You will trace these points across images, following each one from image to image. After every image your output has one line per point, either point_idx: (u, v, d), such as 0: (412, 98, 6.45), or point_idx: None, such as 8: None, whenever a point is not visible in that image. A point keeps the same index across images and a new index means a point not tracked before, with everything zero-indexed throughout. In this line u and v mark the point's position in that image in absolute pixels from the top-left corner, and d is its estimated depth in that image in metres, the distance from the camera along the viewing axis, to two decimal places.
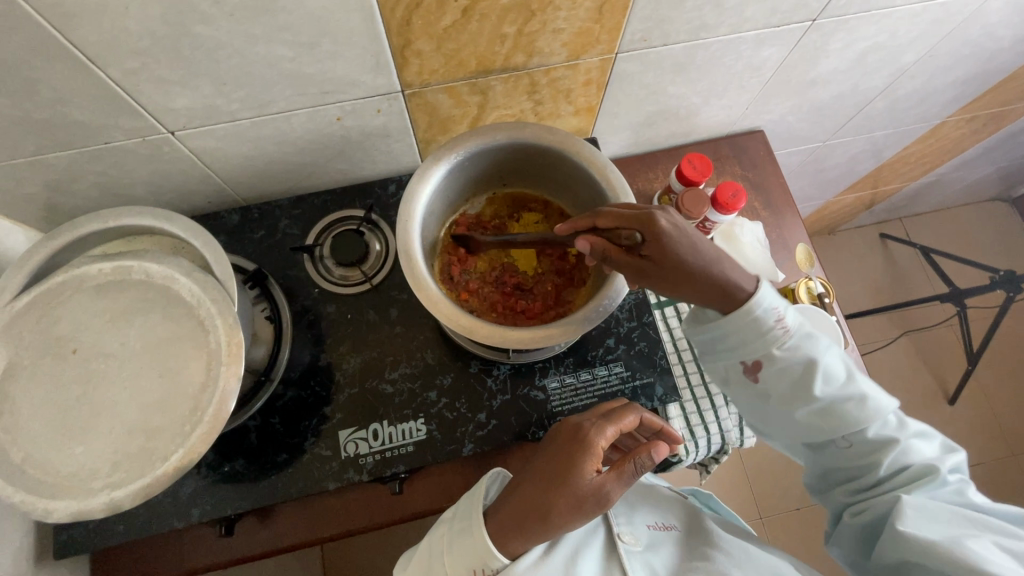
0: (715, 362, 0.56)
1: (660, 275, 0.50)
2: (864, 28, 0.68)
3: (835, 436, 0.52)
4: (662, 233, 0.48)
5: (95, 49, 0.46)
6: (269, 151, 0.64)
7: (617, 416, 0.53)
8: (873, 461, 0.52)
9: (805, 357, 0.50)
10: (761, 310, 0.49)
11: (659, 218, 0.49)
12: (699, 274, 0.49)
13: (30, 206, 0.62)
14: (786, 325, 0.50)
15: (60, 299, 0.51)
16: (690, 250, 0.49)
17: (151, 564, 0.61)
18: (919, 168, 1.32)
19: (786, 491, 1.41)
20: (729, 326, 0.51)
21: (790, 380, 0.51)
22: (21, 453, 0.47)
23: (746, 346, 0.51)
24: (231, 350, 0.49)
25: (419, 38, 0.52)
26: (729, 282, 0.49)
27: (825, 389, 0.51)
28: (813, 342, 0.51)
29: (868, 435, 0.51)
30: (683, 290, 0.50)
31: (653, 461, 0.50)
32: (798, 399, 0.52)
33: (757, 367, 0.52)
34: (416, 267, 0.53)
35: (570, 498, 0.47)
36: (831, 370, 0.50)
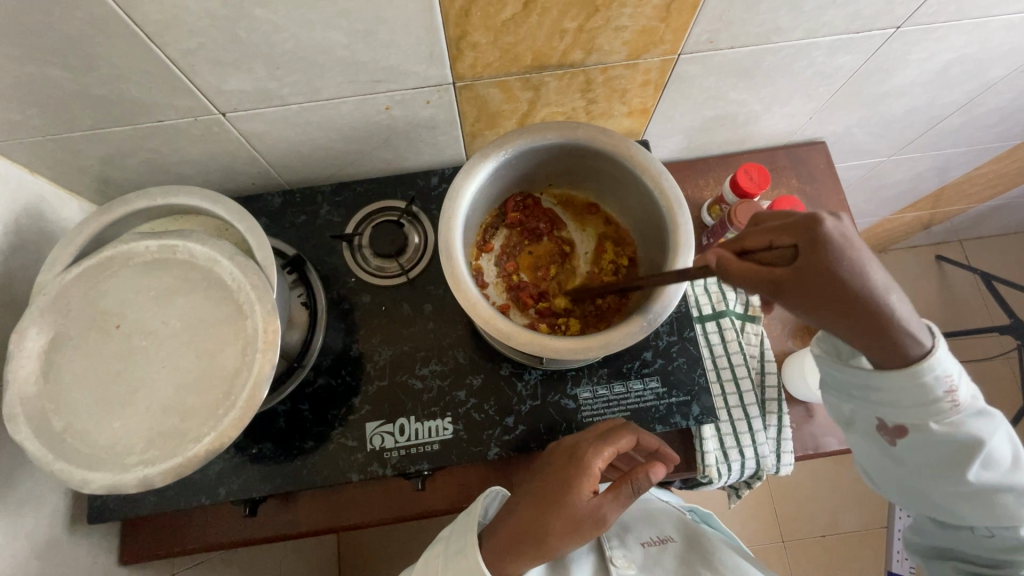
0: (845, 405, 0.53)
1: (815, 293, 0.43)
2: (954, 38, 0.63)
3: (975, 524, 0.50)
4: (832, 243, 0.42)
5: (155, 28, 0.46)
6: (316, 137, 0.63)
7: (613, 434, 0.50)
8: (1009, 558, 0.49)
9: (972, 436, 0.48)
10: (932, 375, 0.46)
11: (828, 222, 0.43)
12: (880, 303, 0.43)
13: (84, 177, 0.63)
14: (956, 400, 0.47)
15: (107, 274, 0.52)
16: (873, 273, 0.43)
17: (176, 536, 0.62)
18: (987, 190, 1.24)
19: (812, 518, 1.36)
20: (885, 387, 0.48)
21: (938, 456, 0.49)
22: (63, 422, 0.48)
23: (899, 412, 0.49)
24: (268, 337, 0.49)
25: (476, 30, 0.51)
26: (898, 313, 0.44)
27: (982, 474, 0.48)
28: (985, 421, 0.48)
29: (1016, 533, 0.48)
30: (856, 324, 0.44)
31: (650, 481, 0.47)
32: (945, 474, 0.49)
33: (900, 431, 0.50)
34: (455, 266, 0.52)
35: (565, 520, 0.46)
36: (994, 454, 0.48)
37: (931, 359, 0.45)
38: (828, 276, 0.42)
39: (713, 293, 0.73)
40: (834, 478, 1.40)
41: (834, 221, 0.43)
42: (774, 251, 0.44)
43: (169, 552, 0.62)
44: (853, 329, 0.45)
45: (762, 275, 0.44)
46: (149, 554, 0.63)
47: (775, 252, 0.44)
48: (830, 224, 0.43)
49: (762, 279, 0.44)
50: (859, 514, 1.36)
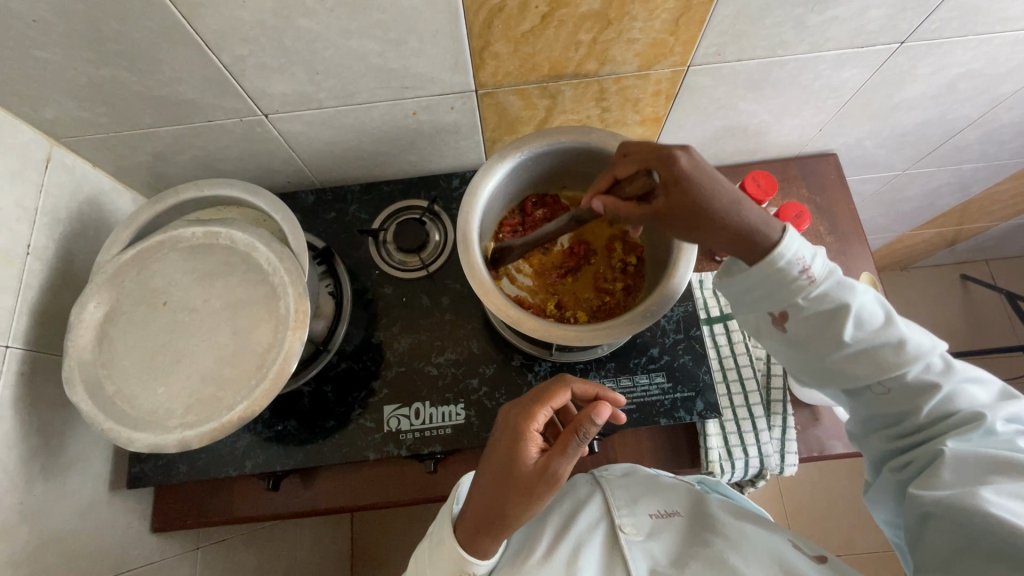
0: (745, 314, 0.55)
1: (682, 219, 0.48)
2: (959, 53, 0.65)
3: (871, 383, 0.50)
4: (688, 175, 0.47)
5: (213, 36, 0.51)
6: (348, 139, 0.68)
7: (547, 394, 0.51)
8: (913, 409, 0.49)
9: (835, 302, 0.48)
10: (785, 261, 0.48)
11: (681, 158, 0.47)
12: (710, 213, 0.47)
13: (138, 171, 0.69)
14: (811, 274, 0.49)
15: (157, 256, 0.57)
16: (714, 194, 0.47)
17: (205, 506, 0.67)
18: (1010, 208, 1.23)
19: (828, 535, 1.34)
20: (755, 277, 0.50)
21: (816, 329, 0.50)
22: (114, 387, 0.53)
23: (770, 298, 0.51)
24: (298, 317, 0.53)
25: (498, 40, 0.55)
26: (745, 219, 0.48)
27: (856, 334, 0.49)
28: (843, 288, 0.49)
29: (906, 379, 0.49)
30: (702, 233, 0.48)
31: (595, 425, 0.47)
32: (826, 347, 0.50)
33: (784, 316, 0.51)
34: (472, 256, 0.56)
35: (520, 486, 0.46)
36: (864, 315, 0.48)
37: (784, 241, 0.48)
38: (689, 202, 0.47)
39: (722, 296, 0.75)
40: (852, 496, 1.37)
41: (688, 155, 0.48)
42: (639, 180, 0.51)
43: (197, 520, 0.67)
44: (717, 242, 0.49)
45: (637, 210, 0.50)
46: (179, 522, 0.67)
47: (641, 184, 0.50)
48: (684, 159, 0.47)
49: (640, 213, 0.50)
50: (877, 535, 1.34)
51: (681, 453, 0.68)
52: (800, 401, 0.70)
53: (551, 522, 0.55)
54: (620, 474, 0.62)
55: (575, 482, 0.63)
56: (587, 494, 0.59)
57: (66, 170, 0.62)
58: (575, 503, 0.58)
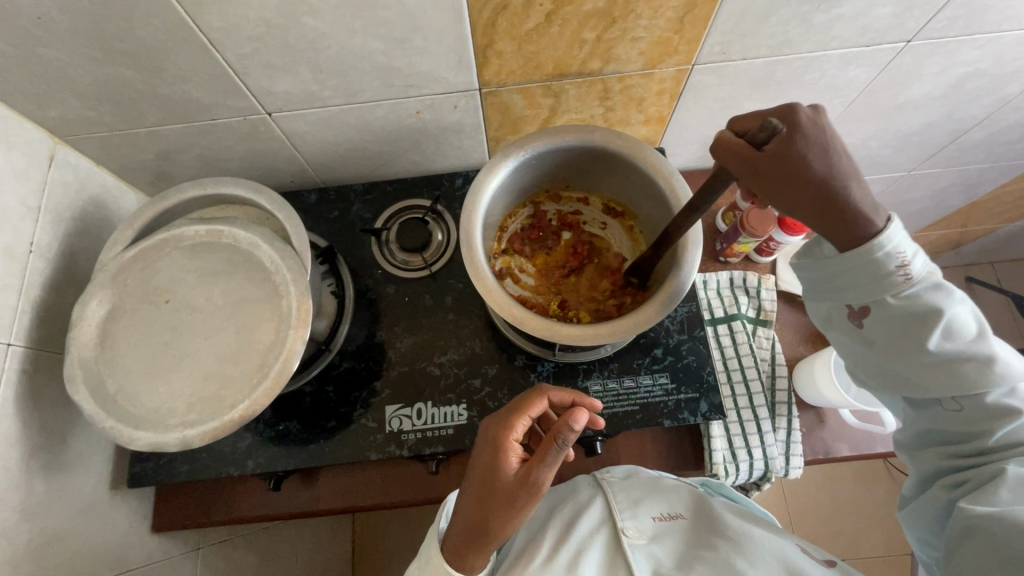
0: (819, 303, 0.53)
1: (789, 173, 0.43)
2: (967, 52, 0.65)
3: (943, 395, 0.49)
4: (805, 128, 0.43)
5: (217, 34, 0.51)
6: (352, 138, 0.68)
7: (525, 404, 0.52)
8: (983, 428, 0.48)
9: (930, 305, 0.47)
10: (882, 252, 0.45)
11: (805, 110, 0.43)
12: (825, 173, 0.42)
13: (142, 170, 0.69)
14: (910, 273, 0.46)
15: (160, 254, 0.57)
16: (831, 153, 0.43)
17: (206, 505, 0.67)
18: (1015, 209, 1.22)
19: (833, 539, 1.33)
20: (847, 265, 0.46)
21: (903, 329, 0.48)
22: (116, 386, 0.53)
23: (857, 292, 0.48)
24: (300, 315, 0.53)
25: (502, 38, 0.55)
26: (852, 194, 0.43)
27: (943, 344, 0.48)
28: (942, 293, 0.47)
29: (985, 397, 0.48)
30: (807, 199, 0.43)
31: (574, 432, 0.45)
32: (909, 348, 0.48)
33: (864, 311, 0.49)
34: (475, 255, 0.56)
35: (500, 501, 0.46)
36: (956, 325, 0.47)
37: (890, 229, 0.44)
38: (806, 156, 0.42)
39: (726, 297, 0.74)
40: (857, 499, 1.36)
41: (814, 112, 0.44)
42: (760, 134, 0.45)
43: (198, 520, 0.66)
44: (813, 215, 0.44)
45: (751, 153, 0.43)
46: (181, 522, 0.67)
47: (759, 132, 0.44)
48: (810, 113, 0.44)
49: (751, 158, 0.43)
50: (883, 539, 1.33)
51: (685, 455, 0.67)
52: (805, 403, 0.70)
53: (553, 526, 0.55)
54: (621, 476, 0.61)
55: (575, 485, 0.62)
56: (588, 498, 0.59)
57: (70, 168, 0.62)
58: (577, 507, 0.58)
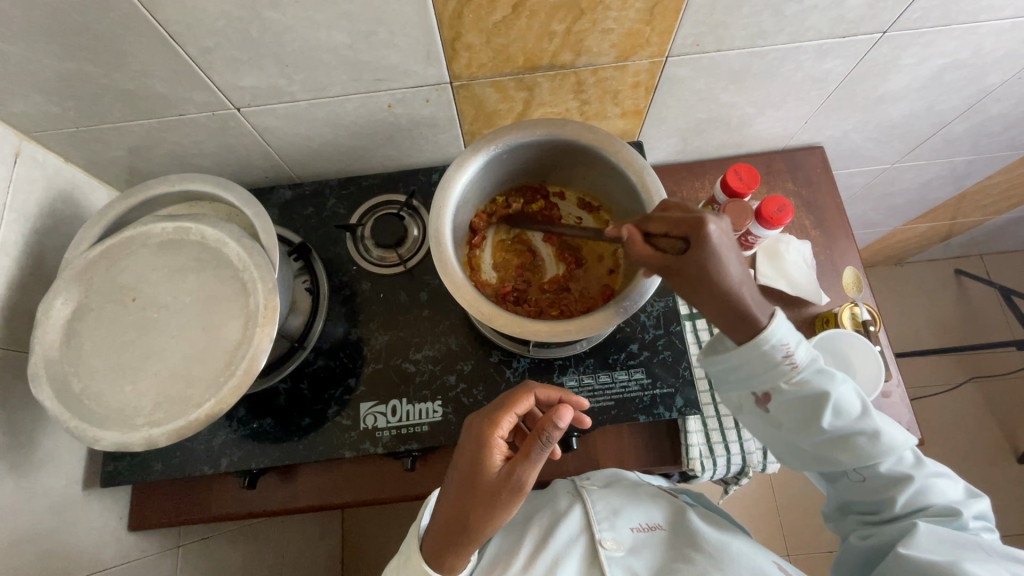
0: (724, 390, 0.53)
1: (690, 284, 0.45)
2: (943, 43, 0.64)
3: (848, 468, 0.52)
4: (709, 244, 0.44)
5: (177, 27, 0.51)
6: (324, 133, 0.67)
7: (510, 401, 0.50)
8: (888, 496, 0.51)
9: (816, 390, 0.48)
10: (769, 344, 0.46)
11: (710, 224, 0.44)
12: (718, 290, 0.45)
13: (112, 166, 0.68)
14: (795, 362, 0.47)
15: (127, 252, 0.57)
16: (726, 263, 0.44)
17: (180, 505, 0.66)
18: (1002, 202, 1.22)
19: (820, 531, 1.33)
20: (739, 359, 0.48)
21: (799, 413, 0.49)
22: (81, 385, 0.52)
23: (754, 380, 0.48)
24: (267, 313, 0.52)
25: (469, 31, 0.54)
26: (744, 299, 0.45)
27: (834, 422, 0.49)
28: (825, 377, 0.48)
29: (881, 469, 0.51)
30: (703, 305, 0.46)
31: (557, 429, 0.45)
32: (807, 430, 0.50)
33: (767, 398, 0.50)
34: (443, 251, 0.55)
35: (483, 500, 0.45)
36: (844, 405, 0.49)
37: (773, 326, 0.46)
38: (701, 273, 0.44)
39: None
40: None
41: (717, 222, 0.44)
42: (670, 239, 0.46)
43: (173, 519, 0.66)
44: (711, 313, 0.47)
45: (654, 261, 0.47)
46: (155, 521, 0.67)
47: (669, 241, 0.46)
48: (715, 227, 0.44)
49: (654, 264, 0.47)
50: None
51: (663, 449, 0.67)
52: None
53: (531, 534, 0.55)
54: (601, 485, 0.61)
55: (555, 492, 0.62)
56: (566, 506, 0.58)
57: (36, 165, 0.62)
58: (554, 516, 0.57)
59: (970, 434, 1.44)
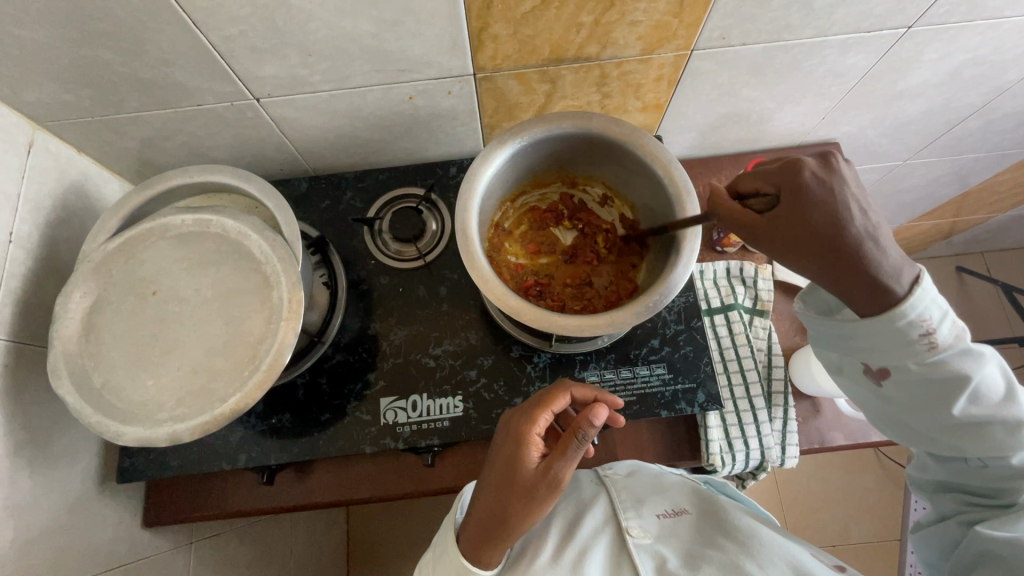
0: (833, 354, 0.51)
1: (788, 236, 0.45)
2: (966, 39, 0.64)
3: (970, 456, 0.48)
4: (806, 187, 0.44)
5: (200, 14, 0.49)
6: (343, 124, 0.66)
7: (547, 399, 0.51)
8: (1011, 486, 0.47)
9: (957, 372, 0.45)
10: (906, 319, 0.43)
11: (805, 165, 0.45)
12: (827, 230, 0.43)
13: (125, 157, 0.67)
14: (933, 340, 0.44)
15: (145, 244, 0.56)
16: (838, 209, 0.44)
17: (196, 500, 0.65)
18: (1008, 199, 1.23)
19: (824, 525, 1.35)
20: (862, 328, 0.45)
21: (924, 392, 0.47)
22: (101, 380, 0.51)
23: (877, 354, 0.46)
24: (292, 307, 0.51)
25: (497, 21, 0.53)
26: (866, 255, 0.43)
27: (967, 408, 0.46)
28: (970, 359, 0.45)
29: (1010, 461, 0.46)
30: (813, 256, 0.44)
31: (594, 428, 0.47)
32: (931, 408, 0.47)
33: (884, 373, 0.48)
34: (471, 245, 0.55)
35: (522, 495, 0.46)
36: (982, 389, 0.46)
37: (911, 295, 0.43)
38: (799, 214, 0.44)
39: (723, 287, 0.74)
40: (847, 486, 1.38)
41: (819, 166, 0.46)
42: (761, 198, 0.48)
43: (189, 515, 0.65)
44: (819, 271, 0.45)
45: (742, 215, 0.47)
46: (170, 516, 0.66)
47: (761, 198, 0.48)
48: (810, 168, 0.45)
49: (743, 220, 0.48)
50: (871, 525, 1.34)
51: (682, 444, 0.67)
52: (801, 394, 0.69)
53: (558, 520, 0.55)
54: (624, 475, 0.61)
55: (579, 482, 0.62)
56: (591, 496, 0.58)
57: (50, 156, 0.60)
58: (580, 506, 0.57)
59: None
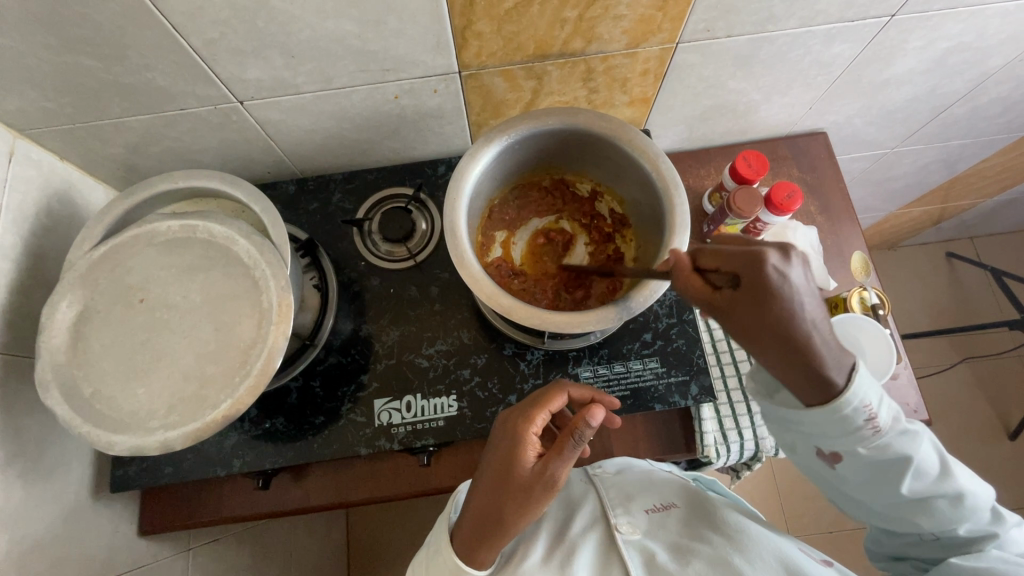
0: (783, 435, 0.49)
1: (747, 329, 0.42)
2: (949, 26, 0.64)
3: (922, 530, 0.51)
4: (770, 285, 0.40)
5: (180, 18, 0.49)
6: (329, 125, 0.66)
7: (545, 398, 0.51)
8: (964, 548, 0.50)
9: (899, 455, 0.46)
10: (850, 408, 0.43)
11: (771, 261, 0.40)
12: (787, 331, 0.41)
13: (109, 163, 0.66)
14: (877, 425, 0.45)
15: (132, 251, 0.55)
16: (799, 310, 0.40)
17: (191, 507, 0.65)
18: (995, 185, 1.24)
19: (820, 513, 1.36)
20: (808, 419, 0.45)
21: (872, 475, 0.48)
22: (90, 389, 0.51)
23: (827, 439, 0.46)
24: (282, 311, 0.51)
25: (480, 19, 0.53)
26: (820, 353, 0.42)
27: (914, 485, 0.48)
28: (908, 439, 0.47)
29: (959, 533, 0.49)
30: (766, 350, 0.42)
31: (590, 428, 0.47)
32: (882, 487, 0.49)
33: (836, 457, 0.48)
34: (460, 244, 0.55)
35: (519, 494, 0.46)
36: (923, 465, 0.47)
37: (851, 388, 0.43)
38: (759, 316, 0.41)
39: None
40: None
41: (783, 260, 0.40)
42: (721, 274, 0.43)
43: (185, 522, 0.65)
44: (775, 365, 0.43)
45: (703, 296, 0.44)
46: (167, 524, 0.66)
47: (721, 276, 0.43)
48: (776, 263, 0.40)
49: (702, 298, 0.44)
50: None
51: (676, 437, 0.67)
52: None
53: (548, 520, 0.55)
54: (614, 472, 0.61)
55: (569, 481, 0.62)
56: (580, 495, 0.58)
57: (31, 163, 0.59)
58: (568, 504, 0.58)
59: (963, 413, 1.47)
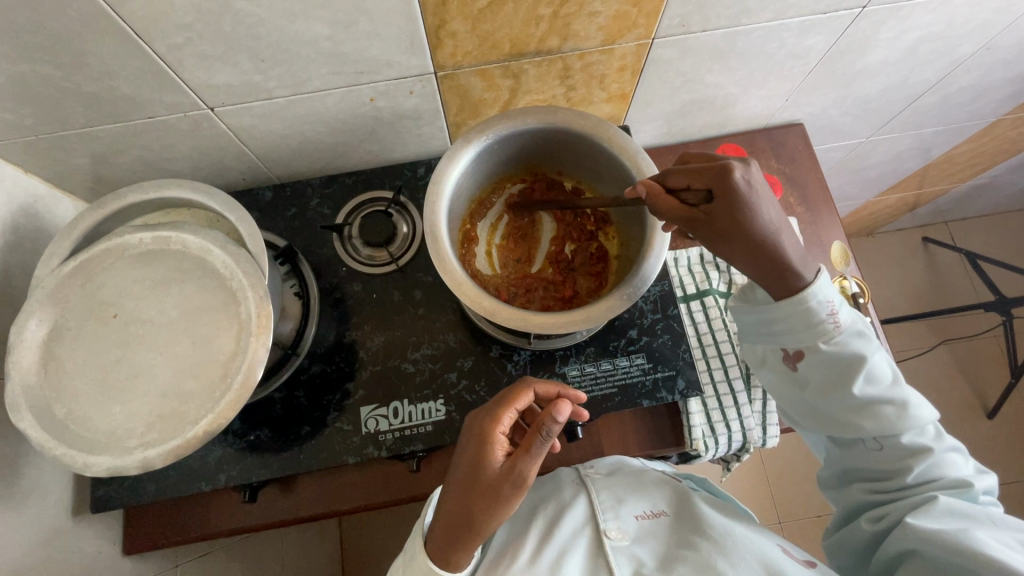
0: (759, 344, 0.57)
1: (725, 236, 0.48)
2: (919, 17, 0.65)
3: (865, 436, 0.53)
4: (738, 190, 0.46)
5: (142, 24, 0.47)
6: (304, 129, 0.65)
7: (512, 396, 0.50)
8: (902, 466, 0.52)
9: (853, 353, 0.51)
10: (814, 301, 0.50)
11: (736, 170, 0.47)
12: (759, 233, 0.47)
13: (76, 175, 0.64)
14: (838, 322, 0.51)
15: (104, 265, 0.54)
16: (764, 210, 0.47)
17: (176, 524, 0.64)
18: (967, 170, 1.26)
19: (809, 498, 1.38)
20: (780, 311, 0.51)
21: (830, 372, 0.52)
22: (64, 409, 0.49)
23: (792, 336, 0.52)
24: (261, 322, 0.50)
25: (454, 18, 0.52)
26: (786, 251, 0.49)
27: (866, 389, 0.51)
28: (863, 341, 0.52)
29: (901, 440, 0.52)
30: (736, 253, 0.49)
31: (557, 423, 0.46)
32: (835, 391, 0.53)
33: (798, 356, 0.53)
34: (441, 248, 0.54)
35: (487, 496, 0.45)
36: (875, 372, 0.51)
37: (817, 283, 0.50)
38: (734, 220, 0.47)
39: (697, 273, 0.73)
40: None
41: (745, 169, 0.48)
42: (694, 192, 0.49)
43: (170, 540, 0.64)
44: (749, 267, 0.50)
45: (680, 214, 0.49)
46: (151, 542, 0.64)
47: (692, 194, 0.49)
48: (740, 174, 0.47)
49: (679, 217, 0.49)
50: None
51: (664, 432, 0.67)
52: None
53: (537, 523, 0.55)
54: (604, 474, 0.61)
55: (559, 483, 0.61)
56: (571, 497, 0.58)
57: None
58: (559, 506, 0.57)
59: (943, 394, 1.50)
